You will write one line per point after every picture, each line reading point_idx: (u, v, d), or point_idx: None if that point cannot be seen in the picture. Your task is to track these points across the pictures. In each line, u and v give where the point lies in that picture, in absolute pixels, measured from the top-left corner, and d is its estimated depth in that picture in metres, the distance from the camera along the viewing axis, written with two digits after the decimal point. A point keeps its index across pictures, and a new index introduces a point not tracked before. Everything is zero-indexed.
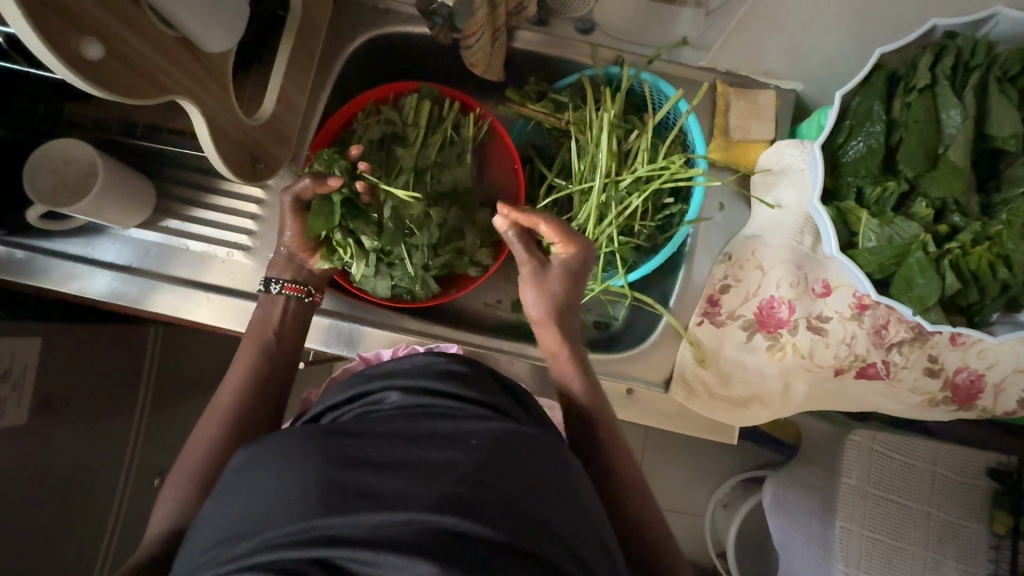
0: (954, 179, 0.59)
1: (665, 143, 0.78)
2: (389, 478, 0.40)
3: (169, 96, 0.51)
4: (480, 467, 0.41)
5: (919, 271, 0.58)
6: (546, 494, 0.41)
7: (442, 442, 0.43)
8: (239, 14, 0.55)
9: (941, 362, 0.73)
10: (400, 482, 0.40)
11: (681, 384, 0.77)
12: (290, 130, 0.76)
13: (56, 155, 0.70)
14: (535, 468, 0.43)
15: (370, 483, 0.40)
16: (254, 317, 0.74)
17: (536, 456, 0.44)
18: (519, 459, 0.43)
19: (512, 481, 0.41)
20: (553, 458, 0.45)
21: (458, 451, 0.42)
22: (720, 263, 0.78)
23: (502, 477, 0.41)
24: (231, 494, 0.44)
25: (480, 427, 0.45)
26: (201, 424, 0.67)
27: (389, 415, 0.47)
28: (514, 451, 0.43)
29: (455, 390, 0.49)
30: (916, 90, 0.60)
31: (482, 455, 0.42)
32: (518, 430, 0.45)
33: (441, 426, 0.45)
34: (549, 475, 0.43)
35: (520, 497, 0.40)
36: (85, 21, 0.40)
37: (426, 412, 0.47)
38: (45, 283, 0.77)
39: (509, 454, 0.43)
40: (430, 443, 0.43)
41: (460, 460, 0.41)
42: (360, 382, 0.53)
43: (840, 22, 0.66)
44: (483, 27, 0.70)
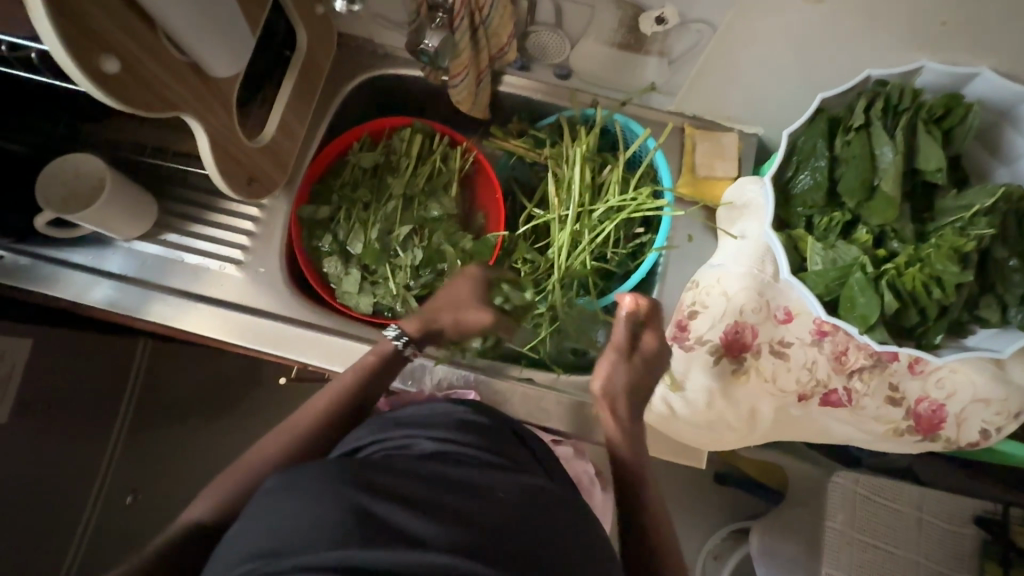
0: (889, 209, 0.63)
1: (635, 177, 0.84)
2: (424, 522, 0.40)
3: (176, 113, 0.57)
4: (516, 522, 0.42)
5: (859, 290, 0.61)
6: (576, 552, 0.43)
7: (472, 489, 0.44)
8: (247, 46, 0.61)
9: (902, 391, 0.75)
10: (433, 523, 0.40)
11: (648, 406, 0.79)
12: (289, 156, 0.83)
13: (68, 168, 0.75)
14: (559, 522, 0.44)
15: (407, 521, 0.40)
16: (348, 372, 0.70)
17: (567, 517, 0.45)
18: (552, 518, 0.44)
19: (541, 535, 0.42)
20: (585, 521, 0.47)
21: (489, 502, 0.43)
22: (688, 290, 0.81)
23: (533, 529, 0.42)
24: (260, 511, 0.42)
25: (506, 480, 0.46)
26: (263, 442, 0.65)
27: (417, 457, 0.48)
28: (545, 509, 0.45)
29: (480, 442, 0.50)
30: (853, 129, 0.65)
31: (510, 506, 0.43)
32: (551, 489, 0.47)
33: (468, 473, 0.46)
34: (571, 528, 0.45)
35: (549, 552, 0.41)
36: (106, 41, 0.46)
37: (451, 456, 0.48)
38: (46, 288, 0.80)
39: (540, 512, 0.44)
40: (457, 489, 0.44)
41: (495, 513, 0.42)
42: (388, 426, 0.54)
43: (789, 71, 0.74)
44: (467, 67, 0.75)
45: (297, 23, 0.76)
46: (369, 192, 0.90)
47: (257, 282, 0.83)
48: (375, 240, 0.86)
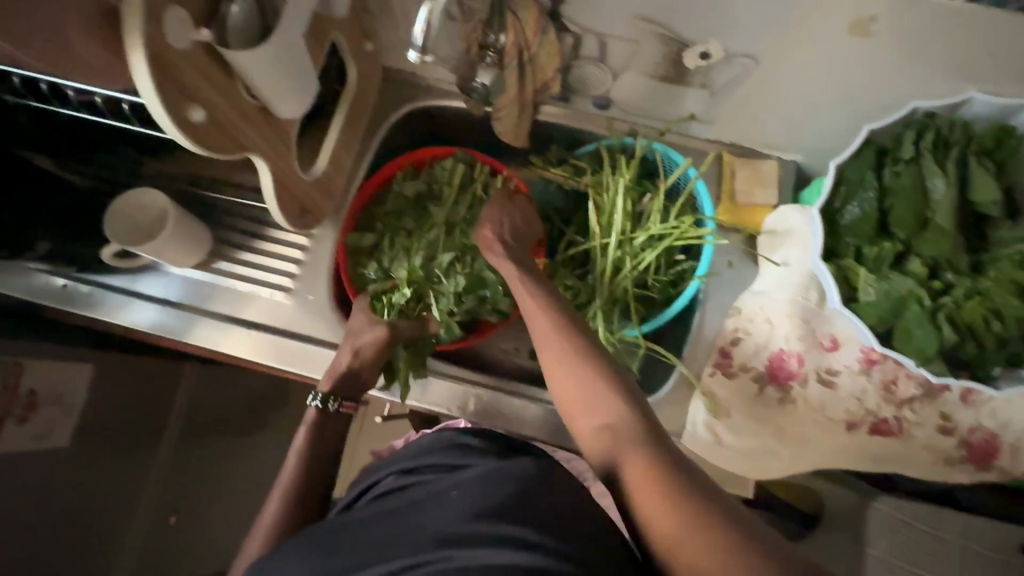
0: (942, 240, 0.64)
1: (676, 206, 0.85)
2: (388, 540, 0.49)
3: (244, 154, 0.59)
4: (464, 510, 0.48)
5: (916, 323, 0.61)
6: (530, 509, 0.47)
7: (434, 498, 0.52)
8: (312, 87, 0.63)
9: (954, 420, 0.74)
10: (399, 536, 0.48)
11: (695, 434, 0.79)
12: (337, 187, 0.85)
13: (131, 201, 0.78)
14: (511, 488, 0.49)
15: (376, 548, 0.48)
16: (296, 441, 0.76)
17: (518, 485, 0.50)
18: (501, 491, 0.49)
19: (492, 502, 0.48)
20: (548, 482, 0.51)
21: (444, 501, 0.50)
22: (731, 317, 0.82)
23: (487, 500, 0.48)
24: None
25: (460, 476, 0.53)
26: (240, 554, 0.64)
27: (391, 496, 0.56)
28: (495, 481, 0.50)
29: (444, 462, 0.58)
30: (903, 161, 0.66)
31: (463, 494, 0.50)
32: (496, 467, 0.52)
33: (432, 489, 0.54)
34: (529, 486, 0.50)
35: (502, 509, 0.47)
36: (195, 93, 0.49)
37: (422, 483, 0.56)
38: (106, 315, 0.84)
39: (489, 490, 0.49)
40: (422, 504, 0.52)
41: (445, 508, 0.49)
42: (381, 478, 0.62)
43: (832, 101, 0.74)
44: (512, 101, 0.79)
45: (349, 59, 0.79)
46: (413, 220, 0.92)
47: (306, 309, 0.85)
48: (418, 268, 0.86)
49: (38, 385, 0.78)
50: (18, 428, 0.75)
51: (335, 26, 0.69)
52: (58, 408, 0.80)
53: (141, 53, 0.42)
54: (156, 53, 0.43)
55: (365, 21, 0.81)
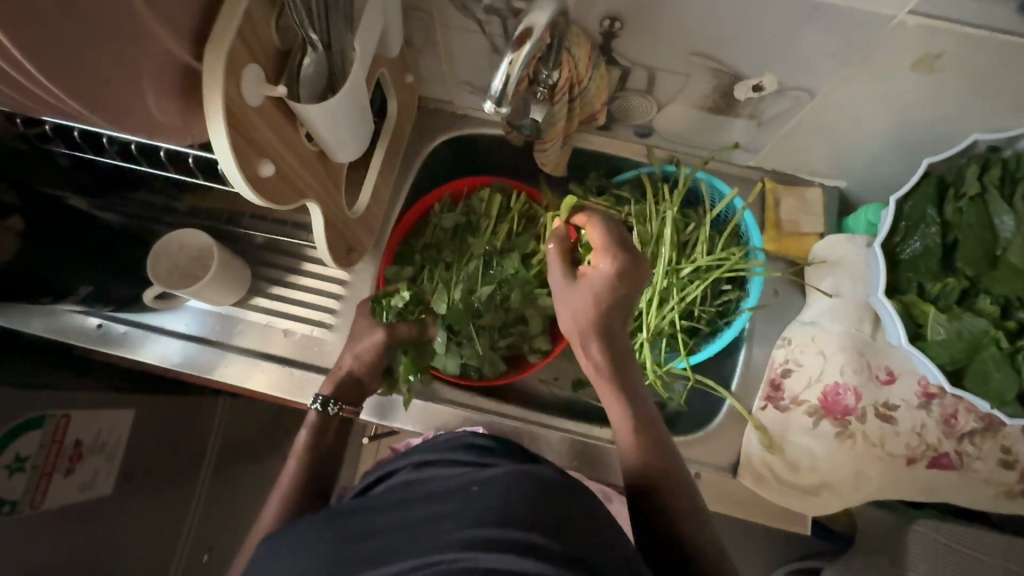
0: (1017, 279, 0.62)
1: (722, 236, 0.84)
2: (392, 542, 0.42)
3: (302, 199, 0.58)
4: (474, 510, 0.41)
5: (993, 366, 0.61)
6: (546, 519, 0.40)
7: (448, 494, 0.45)
8: (368, 130, 0.61)
9: (1015, 453, 0.73)
10: (403, 540, 0.42)
11: (748, 469, 0.78)
12: (377, 220, 0.84)
13: (174, 242, 0.77)
14: (534, 496, 0.42)
15: (379, 547, 0.43)
16: (299, 443, 0.75)
17: (535, 488, 0.43)
18: (519, 494, 0.42)
19: (516, 513, 0.40)
20: (569, 492, 0.44)
21: (460, 500, 0.43)
22: (780, 347, 0.81)
23: (508, 508, 0.41)
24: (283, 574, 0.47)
25: (483, 472, 0.45)
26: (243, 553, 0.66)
27: (400, 488, 0.49)
28: (519, 485, 0.43)
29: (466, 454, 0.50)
30: (966, 196, 0.65)
31: (482, 496, 0.42)
32: (518, 465, 0.45)
33: (447, 483, 0.46)
34: (555, 500, 0.42)
35: (525, 522, 0.40)
36: (263, 148, 0.47)
37: (435, 476, 0.49)
38: (142, 355, 0.82)
39: (504, 492, 0.42)
40: (434, 500, 0.45)
41: (459, 509, 0.42)
42: (389, 464, 0.55)
43: (884, 131, 0.74)
44: (557, 137, 0.77)
45: (391, 94, 0.78)
46: (452, 252, 0.90)
47: None
48: (459, 300, 0.81)
49: (83, 434, 0.76)
50: (65, 479, 0.73)
51: (384, 63, 0.68)
52: (102, 455, 0.78)
53: (220, 115, 0.41)
54: (233, 111, 0.42)
55: (407, 54, 0.80)
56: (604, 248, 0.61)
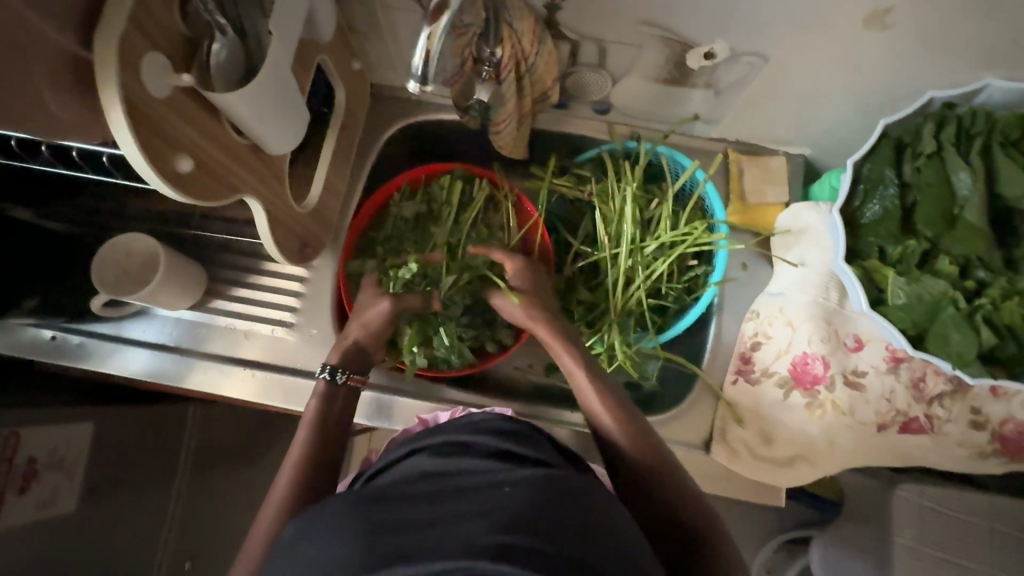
0: (975, 237, 0.61)
1: (686, 211, 0.82)
2: (423, 536, 0.40)
3: (237, 195, 0.56)
4: (519, 514, 0.40)
5: (953, 327, 0.59)
6: (592, 536, 0.41)
7: (479, 493, 0.43)
8: (302, 120, 0.59)
9: (985, 414, 0.72)
10: (437, 537, 0.40)
11: (722, 445, 0.77)
12: (332, 214, 0.81)
13: (119, 247, 0.75)
14: (573, 508, 0.42)
15: (412, 541, 0.40)
16: (305, 416, 0.69)
17: (579, 501, 0.43)
18: (563, 505, 0.42)
19: (554, 526, 0.40)
20: (602, 507, 0.44)
21: (493, 501, 0.42)
22: (749, 321, 0.80)
23: (545, 520, 0.40)
24: (292, 557, 0.43)
25: (515, 475, 0.44)
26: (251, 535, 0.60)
27: (424, 474, 0.47)
28: (556, 495, 0.42)
29: (495, 444, 0.48)
30: (923, 156, 0.64)
31: (519, 500, 0.41)
32: (559, 473, 0.44)
33: (478, 480, 0.45)
34: (590, 517, 0.42)
35: (563, 539, 0.39)
36: (180, 142, 0.45)
37: (461, 467, 0.47)
38: (98, 366, 0.80)
39: (548, 499, 0.42)
40: (464, 497, 0.43)
41: (496, 509, 0.41)
42: (412, 440, 0.52)
43: (842, 94, 0.72)
44: (511, 116, 0.74)
45: (336, 81, 0.75)
46: (414, 242, 0.88)
47: (310, 344, 0.82)
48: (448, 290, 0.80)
49: (35, 452, 0.74)
50: (19, 498, 0.71)
51: (320, 49, 0.65)
52: (60, 472, 0.76)
53: (120, 107, 0.39)
54: (134, 105, 0.40)
55: (350, 39, 0.77)
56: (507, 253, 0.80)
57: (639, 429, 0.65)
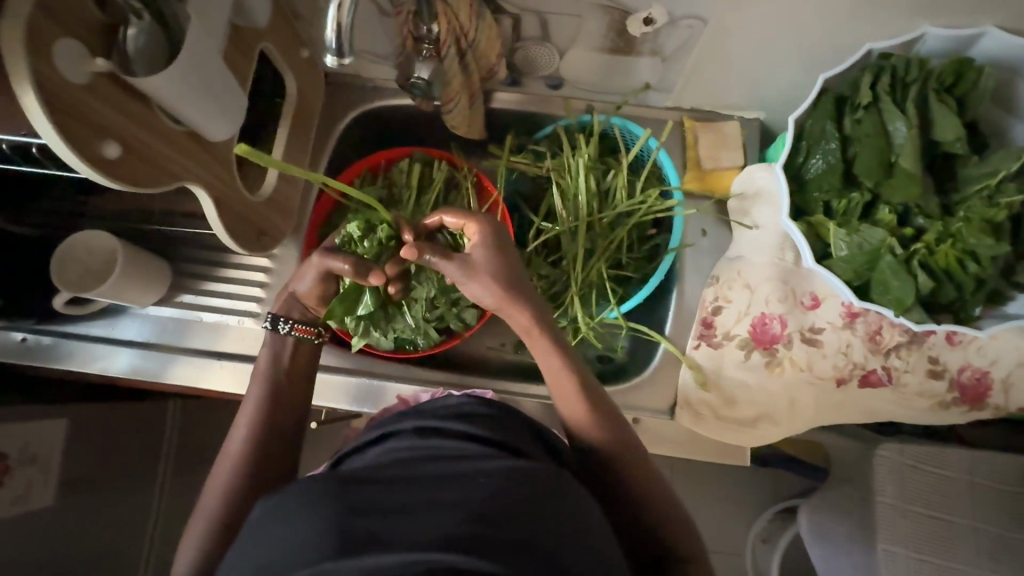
0: (911, 184, 0.61)
1: (641, 179, 0.83)
2: (396, 521, 0.39)
3: (179, 182, 0.56)
4: (492, 505, 0.40)
5: (891, 274, 0.60)
6: (563, 530, 0.41)
7: (454, 481, 0.43)
8: (240, 106, 0.59)
9: (943, 363, 0.73)
10: (409, 523, 0.39)
11: (686, 409, 0.77)
12: (292, 203, 0.82)
13: (80, 245, 0.76)
14: (548, 501, 0.42)
15: (384, 527, 0.39)
16: (259, 369, 0.70)
17: (551, 494, 0.43)
18: (535, 497, 0.42)
19: (525, 518, 0.40)
20: (574, 499, 0.44)
21: (469, 490, 0.41)
22: (710, 286, 0.80)
23: (518, 511, 0.40)
24: (261, 535, 0.42)
25: (491, 465, 0.44)
26: (211, 483, 0.63)
27: (399, 458, 0.46)
28: (530, 487, 0.42)
29: (474, 432, 0.48)
30: (862, 107, 0.64)
31: (493, 492, 0.41)
32: (535, 466, 0.45)
33: (454, 468, 0.44)
34: (563, 511, 0.42)
35: (535, 532, 0.39)
36: (105, 127, 0.46)
37: (437, 453, 0.46)
38: (71, 365, 0.81)
39: (521, 491, 0.42)
40: (440, 484, 0.42)
41: (471, 499, 0.41)
42: (387, 424, 0.53)
43: (786, 53, 0.72)
44: (459, 93, 0.74)
45: (283, 69, 0.75)
46: None
47: None
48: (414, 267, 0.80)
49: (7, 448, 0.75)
50: None
51: (259, 35, 0.65)
52: (34, 466, 0.77)
53: (35, 93, 0.40)
54: (47, 88, 0.40)
55: (298, 27, 0.77)
56: (466, 215, 0.65)
57: (619, 428, 0.61)
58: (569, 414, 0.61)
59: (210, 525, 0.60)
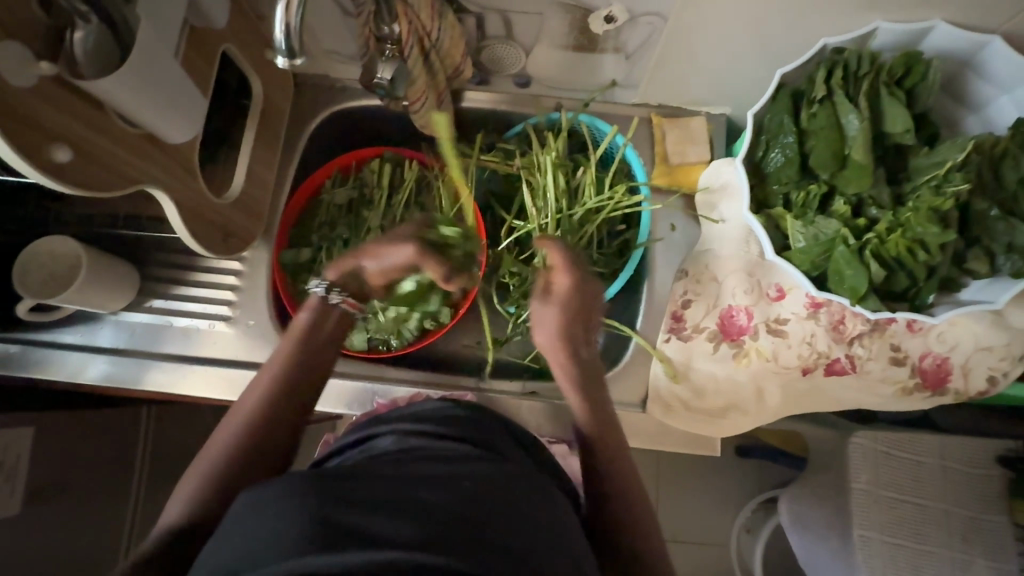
0: (862, 176, 0.63)
1: (609, 176, 0.83)
2: (382, 515, 0.38)
3: (138, 186, 0.56)
4: (475, 507, 0.41)
5: (845, 264, 0.62)
6: (543, 533, 0.42)
7: (438, 480, 0.42)
8: (199, 108, 0.59)
9: (904, 350, 0.74)
10: (396, 518, 0.38)
11: (656, 402, 0.79)
12: (262, 205, 0.82)
13: (44, 251, 0.75)
14: (528, 505, 0.43)
15: (370, 522, 0.38)
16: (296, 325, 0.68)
17: (531, 498, 0.44)
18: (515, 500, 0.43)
19: (505, 519, 0.40)
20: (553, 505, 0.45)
21: (453, 490, 0.41)
22: (679, 280, 0.80)
23: (499, 514, 0.41)
24: (241, 524, 0.40)
25: (474, 468, 0.45)
26: (215, 439, 0.60)
27: (384, 456, 0.46)
28: (511, 492, 0.43)
29: (456, 434, 0.50)
30: (817, 101, 0.65)
31: (475, 493, 0.42)
32: (512, 470, 0.46)
33: (438, 466, 0.44)
34: (541, 515, 0.43)
35: (515, 534, 0.40)
36: (55, 131, 0.45)
37: (420, 452, 0.47)
38: (38, 373, 0.80)
39: (502, 494, 0.43)
40: (424, 482, 0.42)
41: (456, 498, 0.41)
42: (366, 428, 0.54)
43: (746, 48, 0.73)
44: (425, 93, 0.74)
45: (249, 71, 0.75)
46: (348, 228, 0.89)
47: (249, 335, 0.82)
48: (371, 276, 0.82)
49: None
50: None
51: (220, 37, 0.65)
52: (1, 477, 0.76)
53: None
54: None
55: (262, 28, 0.77)
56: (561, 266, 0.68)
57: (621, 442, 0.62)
58: (578, 408, 0.64)
59: (201, 486, 0.56)
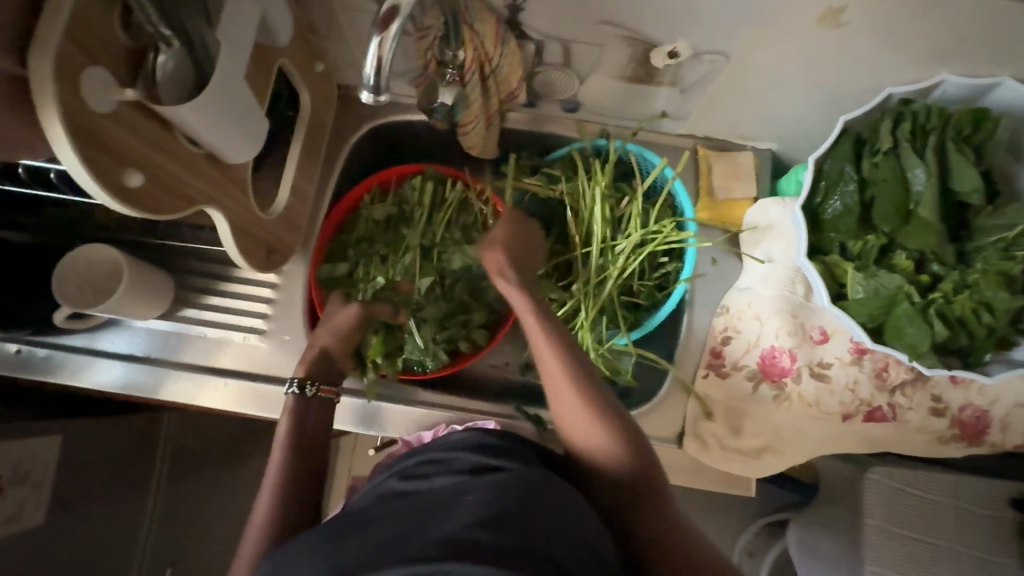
0: (927, 233, 0.63)
1: (655, 208, 0.83)
2: (398, 546, 0.39)
3: (196, 206, 0.55)
4: (489, 511, 0.40)
5: (906, 321, 0.62)
6: (559, 531, 0.40)
7: (449, 500, 0.42)
8: (259, 129, 0.58)
9: (944, 401, 0.74)
10: (415, 544, 0.38)
11: (693, 437, 0.78)
12: (302, 219, 0.80)
13: (81, 258, 0.74)
14: (541, 505, 0.41)
15: (385, 553, 0.38)
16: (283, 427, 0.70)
17: (541, 496, 0.42)
18: (531, 501, 0.41)
19: (523, 522, 0.39)
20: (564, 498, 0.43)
21: (463, 505, 0.41)
22: (720, 316, 0.80)
23: (513, 516, 0.39)
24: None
25: (484, 479, 0.43)
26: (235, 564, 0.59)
27: (401, 492, 0.46)
28: (529, 498, 0.41)
29: (478, 456, 0.47)
30: (881, 152, 0.66)
31: (486, 501, 0.41)
32: (523, 474, 0.44)
33: (448, 489, 0.44)
34: (552, 513, 0.41)
35: (530, 534, 0.38)
36: (128, 156, 0.44)
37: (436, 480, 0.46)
38: (67, 378, 0.79)
39: (515, 498, 0.41)
40: (437, 507, 0.42)
41: (470, 508, 0.40)
42: (396, 463, 0.51)
43: (805, 90, 0.72)
44: (478, 118, 0.74)
45: (298, 84, 0.73)
46: (386, 245, 0.88)
47: (283, 350, 0.81)
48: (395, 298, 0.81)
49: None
50: None
51: (277, 53, 0.63)
52: (26, 486, 0.74)
53: (57, 121, 0.38)
54: (75, 120, 0.39)
55: (313, 41, 0.76)
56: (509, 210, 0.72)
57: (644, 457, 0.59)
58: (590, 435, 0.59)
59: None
